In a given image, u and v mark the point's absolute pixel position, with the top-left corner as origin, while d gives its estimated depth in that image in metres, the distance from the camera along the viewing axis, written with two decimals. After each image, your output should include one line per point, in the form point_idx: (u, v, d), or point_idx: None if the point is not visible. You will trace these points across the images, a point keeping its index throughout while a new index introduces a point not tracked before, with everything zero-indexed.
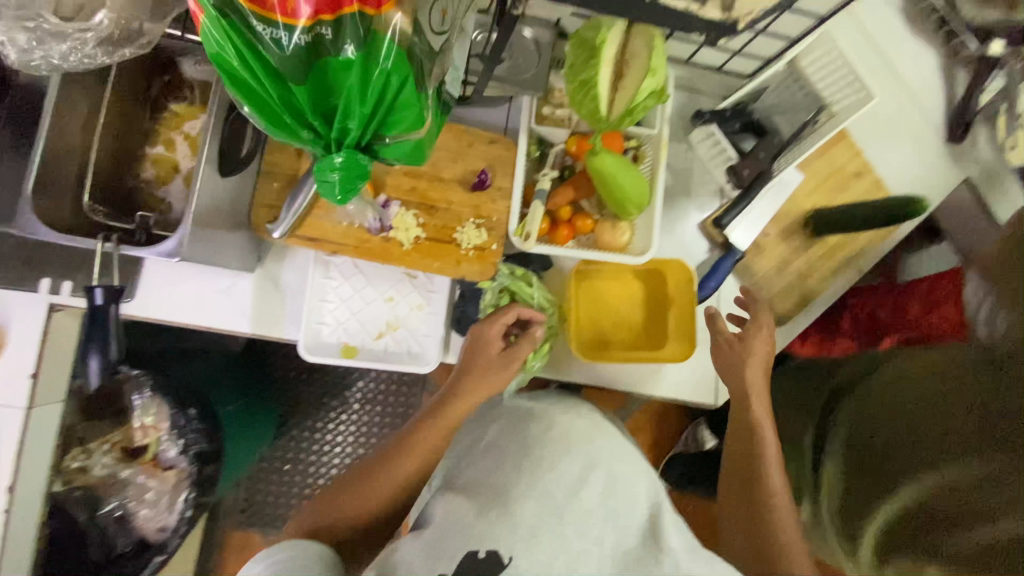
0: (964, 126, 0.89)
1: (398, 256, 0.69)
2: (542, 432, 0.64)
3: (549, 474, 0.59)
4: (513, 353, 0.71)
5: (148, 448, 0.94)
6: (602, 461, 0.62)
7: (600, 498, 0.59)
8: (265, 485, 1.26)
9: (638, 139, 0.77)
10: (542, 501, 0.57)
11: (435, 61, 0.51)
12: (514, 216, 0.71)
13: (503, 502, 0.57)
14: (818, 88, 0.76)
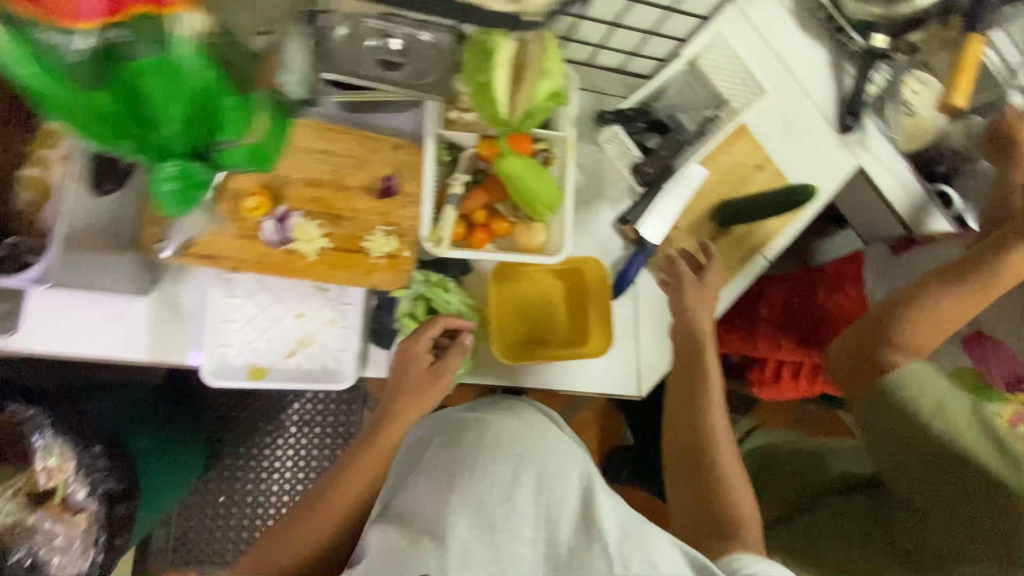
0: (854, 117, 0.96)
1: (302, 269, 0.67)
2: (473, 441, 0.67)
3: (480, 481, 0.61)
4: (443, 367, 0.71)
5: (54, 490, 0.84)
6: (533, 460, 0.65)
7: (533, 498, 0.61)
8: (198, 518, 1.21)
9: (547, 141, 0.78)
10: (474, 512, 0.59)
11: (257, 65, 0.55)
12: (426, 222, 0.70)
13: (434, 521, 0.59)
14: (715, 86, 0.88)
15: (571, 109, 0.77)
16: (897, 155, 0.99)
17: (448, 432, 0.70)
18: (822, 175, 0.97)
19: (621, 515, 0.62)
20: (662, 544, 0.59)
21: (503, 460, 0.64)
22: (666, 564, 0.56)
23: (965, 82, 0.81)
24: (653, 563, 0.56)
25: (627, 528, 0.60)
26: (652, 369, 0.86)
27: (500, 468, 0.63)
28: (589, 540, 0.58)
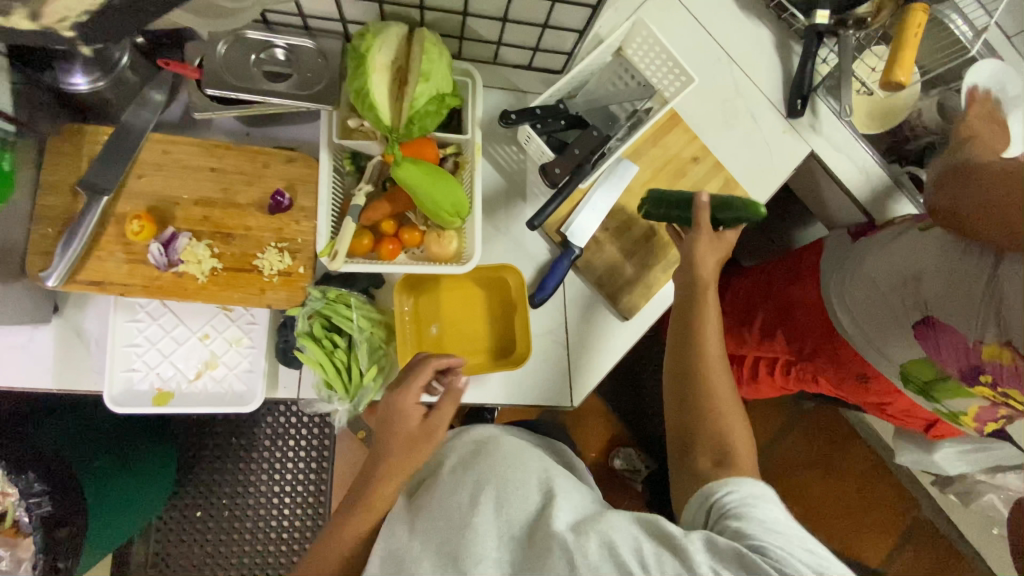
0: (803, 100, 0.90)
1: (193, 291, 0.66)
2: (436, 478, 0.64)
3: (441, 513, 0.57)
4: (439, 420, 0.64)
5: (6, 515, 0.87)
6: (491, 471, 0.60)
7: (494, 513, 0.55)
8: (177, 535, 1.21)
9: (455, 145, 0.74)
10: (437, 545, 0.55)
11: None
12: (321, 236, 0.67)
13: (402, 559, 0.55)
14: (645, 77, 0.84)
15: (477, 112, 0.74)
16: (855, 139, 0.93)
17: (425, 470, 0.69)
18: (769, 164, 0.91)
19: (582, 511, 0.56)
20: (616, 521, 0.52)
21: (466, 486, 0.59)
22: (622, 540, 0.50)
23: (907, 57, 0.75)
24: (610, 543, 0.49)
25: (586, 518, 0.54)
26: (585, 377, 0.81)
27: (462, 497, 0.58)
28: (545, 542, 0.51)
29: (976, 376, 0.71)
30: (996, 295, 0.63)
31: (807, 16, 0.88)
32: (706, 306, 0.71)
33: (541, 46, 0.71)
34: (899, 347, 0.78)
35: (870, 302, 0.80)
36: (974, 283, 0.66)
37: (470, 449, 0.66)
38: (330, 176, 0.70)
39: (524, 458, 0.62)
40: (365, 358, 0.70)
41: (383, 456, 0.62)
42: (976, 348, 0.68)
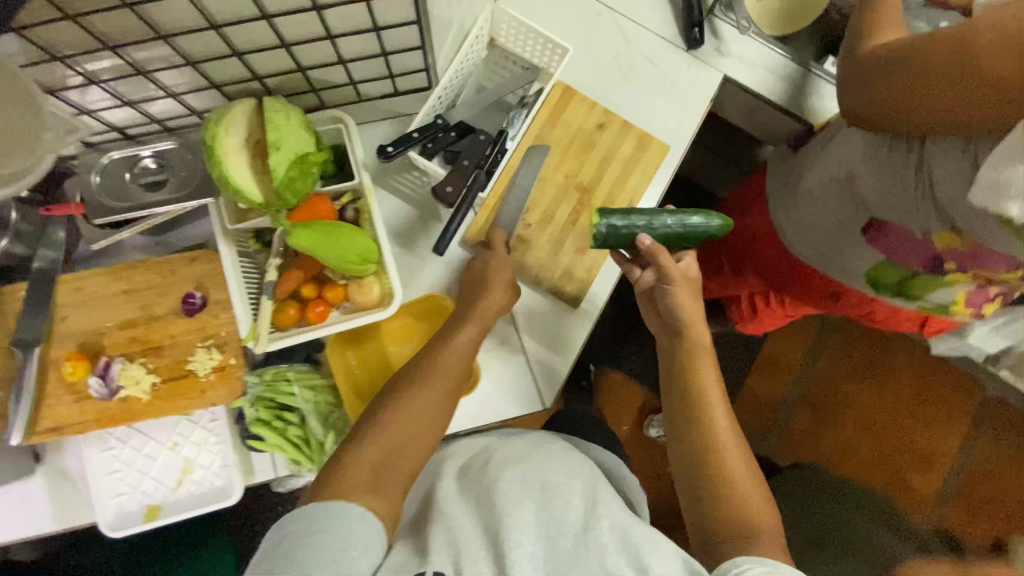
0: (698, 27, 0.84)
1: (140, 411, 0.68)
2: (491, 472, 0.59)
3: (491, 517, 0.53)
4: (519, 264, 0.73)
5: None
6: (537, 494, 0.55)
7: None
8: None
9: (349, 192, 0.73)
10: (482, 532, 0.52)
11: None
12: (240, 322, 0.68)
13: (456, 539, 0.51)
14: (524, 58, 0.82)
15: (360, 153, 0.73)
16: (767, 47, 0.86)
17: (480, 460, 0.63)
18: (681, 104, 0.86)
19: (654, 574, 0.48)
20: (665, 553, 0.50)
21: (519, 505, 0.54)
22: None
23: None
24: None
25: None
26: (548, 376, 0.81)
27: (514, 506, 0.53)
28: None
29: (940, 266, 0.66)
30: (929, 176, 0.59)
31: None
32: (710, 402, 0.66)
33: (395, 72, 0.70)
34: (854, 253, 0.73)
35: (822, 223, 0.74)
36: (905, 167, 0.61)
37: (530, 459, 0.62)
38: (236, 263, 0.70)
39: (569, 464, 0.62)
40: (319, 426, 0.71)
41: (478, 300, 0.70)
42: (929, 239, 0.64)
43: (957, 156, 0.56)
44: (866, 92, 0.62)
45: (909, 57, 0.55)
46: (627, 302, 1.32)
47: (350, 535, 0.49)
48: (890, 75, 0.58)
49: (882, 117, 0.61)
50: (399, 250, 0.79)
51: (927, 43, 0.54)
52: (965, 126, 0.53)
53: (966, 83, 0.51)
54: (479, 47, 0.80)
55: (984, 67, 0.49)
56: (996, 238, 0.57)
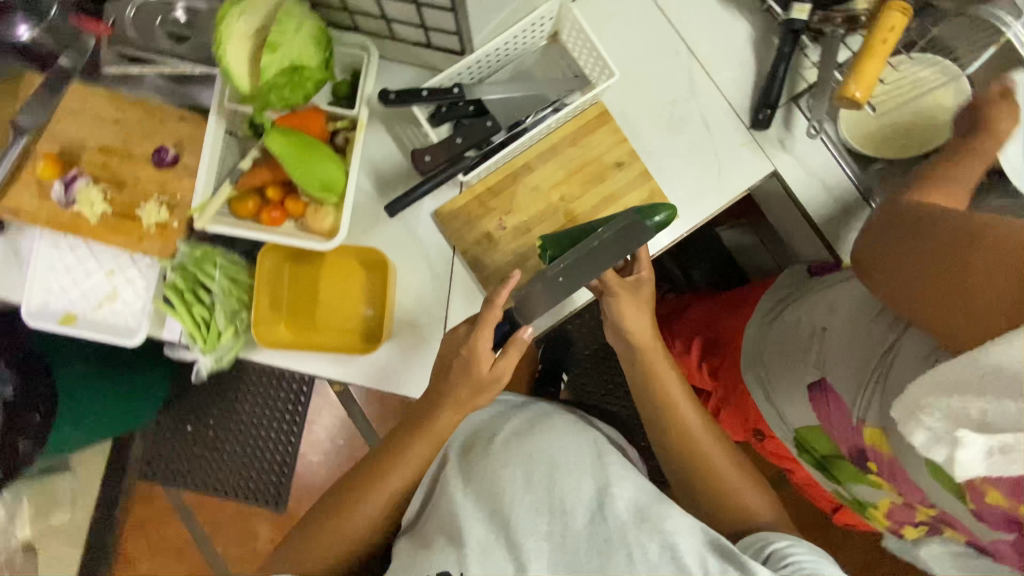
0: (769, 110, 0.77)
1: (84, 230, 0.72)
2: (486, 441, 0.65)
3: (478, 467, 0.61)
4: (502, 372, 0.66)
5: None
6: (542, 457, 0.59)
7: (547, 492, 0.56)
8: (166, 443, 1.37)
9: (347, 120, 0.74)
10: (491, 516, 0.56)
11: None
12: (196, 192, 0.71)
13: (442, 509, 0.59)
14: (577, 64, 0.78)
15: (369, 87, 0.72)
16: (835, 160, 0.78)
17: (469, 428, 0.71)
18: (714, 178, 0.80)
19: (643, 490, 0.57)
20: (682, 521, 0.54)
21: (506, 456, 0.60)
22: (686, 548, 0.51)
23: (870, 70, 0.61)
24: (673, 546, 0.51)
25: (648, 502, 0.55)
26: None
27: (504, 460, 0.60)
28: (604, 536, 0.53)
29: (864, 461, 0.60)
30: (887, 368, 0.53)
31: (786, 8, 0.74)
32: (680, 409, 0.66)
33: (428, 25, 0.67)
34: (791, 400, 0.66)
35: (775, 356, 0.68)
36: (872, 348, 0.56)
37: (523, 419, 0.67)
38: (219, 139, 0.73)
39: (573, 436, 0.63)
40: (222, 316, 0.74)
41: (434, 406, 0.66)
42: (858, 429, 0.57)
43: (919, 355, 0.51)
44: (875, 247, 0.54)
45: (928, 226, 0.49)
46: (603, 345, 1.28)
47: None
48: (915, 246, 0.50)
49: (878, 279, 0.53)
50: (374, 195, 0.78)
51: (951, 221, 0.47)
52: (954, 324, 0.46)
53: (973, 272, 0.44)
54: (538, 37, 0.77)
55: (996, 261, 0.43)
56: (914, 467, 0.51)
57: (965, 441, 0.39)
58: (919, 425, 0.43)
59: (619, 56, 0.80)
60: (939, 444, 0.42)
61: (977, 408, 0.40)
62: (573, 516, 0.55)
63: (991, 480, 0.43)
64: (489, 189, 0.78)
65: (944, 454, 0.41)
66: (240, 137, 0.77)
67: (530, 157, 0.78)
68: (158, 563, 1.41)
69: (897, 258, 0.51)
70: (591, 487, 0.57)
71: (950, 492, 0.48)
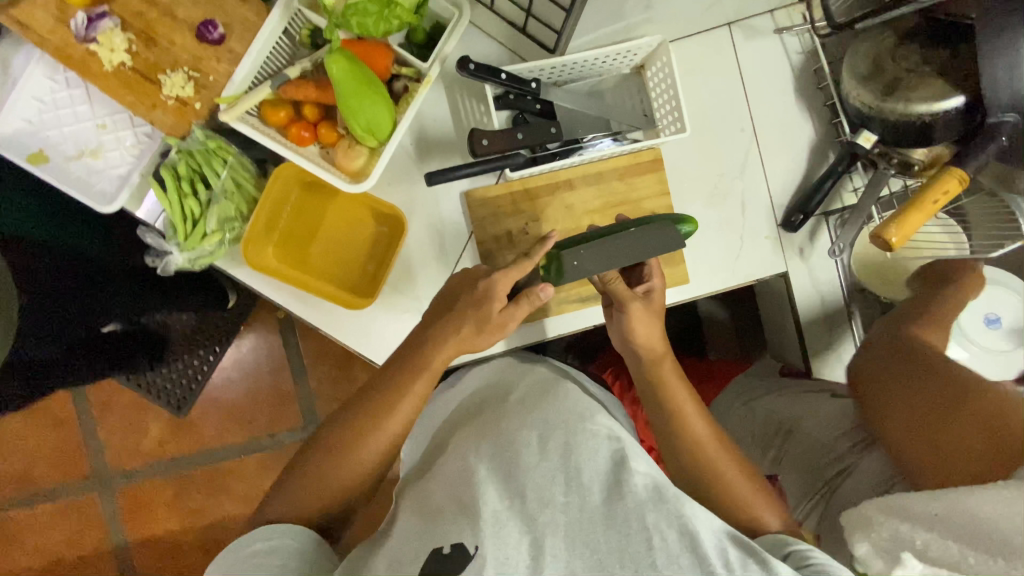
0: (802, 217, 0.79)
1: (95, 75, 0.65)
2: (500, 402, 0.67)
3: (495, 430, 0.63)
4: (511, 317, 0.65)
5: None
6: (559, 425, 0.62)
7: (561, 460, 0.58)
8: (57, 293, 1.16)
9: (413, 69, 0.69)
10: (506, 483, 0.57)
11: None
12: (232, 82, 0.66)
13: (459, 469, 0.60)
14: (652, 105, 0.78)
15: (447, 47, 0.69)
16: (839, 282, 0.82)
17: (482, 391, 0.72)
18: (731, 259, 0.82)
19: (658, 470, 0.59)
20: (701, 515, 0.55)
21: (522, 420, 0.63)
22: (705, 539, 0.53)
23: (911, 221, 0.63)
24: (693, 536, 0.53)
25: (664, 482, 0.57)
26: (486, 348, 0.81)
27: (519, 426, 0.62)
28: (623, 510, 0.54)
29: None
30: (837, 485, 0.66)
31: (854, 131, 0.76)
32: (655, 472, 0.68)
33: (533, 11, 0.65)
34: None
35: (738, 434, 0.77)
36: (831, 461, 0.68)
37: (533, 384, 0.69)
38: (274, 37, 0.67)
39: (591, 412, 0.64)
40: (214, 219, 0.69)
41: (432, 341, 0.65)
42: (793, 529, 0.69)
43: (875, 479, 0.63)
44: (866, 371, 0.67)
45: (920, 360, 0.64)
46: None
47: (280, 550, 0.59)
48: (908, 380, 0.63)
49: (865, 391, 0.66)
50: (412, 155, 0.75)
51: (940, 368, 0.62)
52: (932, 465, 0.57)
53: (955, 418, 0.58)
54: (624, 65, 0.77)
55: (979, 412, 0.57)
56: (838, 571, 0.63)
57: (908, 564, 0.47)
58: (868, 538, 0.52)
59: (690, 113, 0.80)
60: (876, 555, 0.51)
61: (921, 539, 0.48)
62: (590, 489, 0.56)
63: None
64: (525, 191, 0.76)
65: (881, 567, 0.50)
66: (294, 39, 0.71)
67: (575, 175, 0.77)
68: (31, 430, 1.31)
69: (885, 386, 0.64)
70: (606, 460, 0.58)
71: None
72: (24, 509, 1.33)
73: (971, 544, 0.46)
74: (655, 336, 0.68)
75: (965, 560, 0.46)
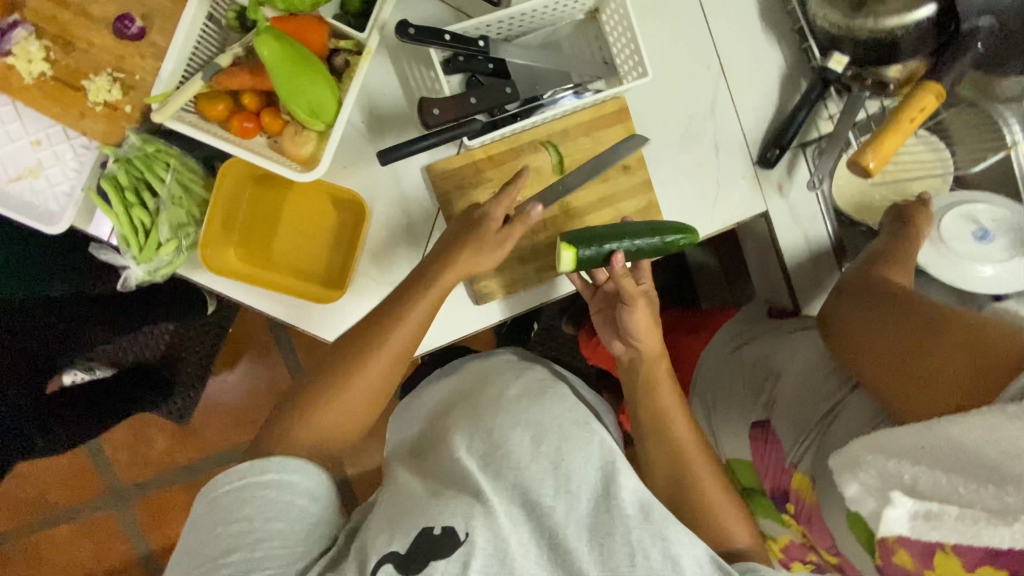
0: (779, 151, 0.76)
1: (15, 89, 0.61)
2: (495, 396, 0.68)
3: (486, 424, 0.64)
4: None
5: None
6: (553, 428, 0.62)
7: (551, 469, 0.59)
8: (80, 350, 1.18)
9: (352, 41, 0.65)
10: (495, 482, 0.59)
11: None
12: (160, 79, 0.62)
13: (448, 466, 0.62)
14: (611, 51, 0.73)
15: (384, 13, 0.65)
16: (822, 217, 0.80)
17: (474, 379, 0.72)
18: (709, 205, 0.79)
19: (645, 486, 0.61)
20: (683, 535, 0.57)
21: (515, 418, 0.63)
22: (686, 561, 0.55)
23: (888, 143, 0.61)
24: (674, 559, 0.55)
25: (651, 499, 0.59)
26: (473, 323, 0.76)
27: (512, 423, 0.63)
28: (609, 522, 0.57)
29: (784, 500, 0.68)
30: (828, 425, 0.63)
31: (825, 55, 0.72)
32: (653, 430, 0.68)
33: None
34: (733, 431, 0.74)
35: (725, 379, 0.77)
36: (822, 401, 0.65)
37: (530, 381, 0.70)
38: (198, 23, 0.63)
39: (588, 419, 0.65)
40: (166, 228, 0.66)
41: (399, 330, 0.64)
42: (789, 471, 0.65)
43: (864, 418, 0.60)
44: (842, 319, 0.63)
45: (892, 301, 0.60)
46: (551, 327, 1.22)
47: (290, 486, 0.55)
48: (889, 314, 0.59)
49: (840, 336, 0.63)
50: (366, 134, 0.72)
51: (916, 300, 0.59)
52: (910, 401, 0.55)
53: (936, 342, 0.55)
54: (577, 9, 0.72)
55: (956, 345, 0.53)
56: (833, 516, 0.58)
57: (897, 501, 0.45)
58: (854, 478, 0.49)
59: (652, 55, 0.76)
60: (866, 494, 0.49)
61: (909, 473, 0.47)
62: (576, 496, 0.58)
63: (902, 542, 0.48)
64: (489, 158, 0.73)
65: (873, 505, 0.47)
66: (221, 24, 0.67)
67: (539, 136, 0.74)
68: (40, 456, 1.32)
69: (867, 314, 0.61)
70: (598, 471, 0.60)
71: (864, 546, 0.54)
72: (46, 532, 1.34)
73: (962, 475, 0.44)
74: (653, 336, 0.69)
75: (956, 492, 0.44)
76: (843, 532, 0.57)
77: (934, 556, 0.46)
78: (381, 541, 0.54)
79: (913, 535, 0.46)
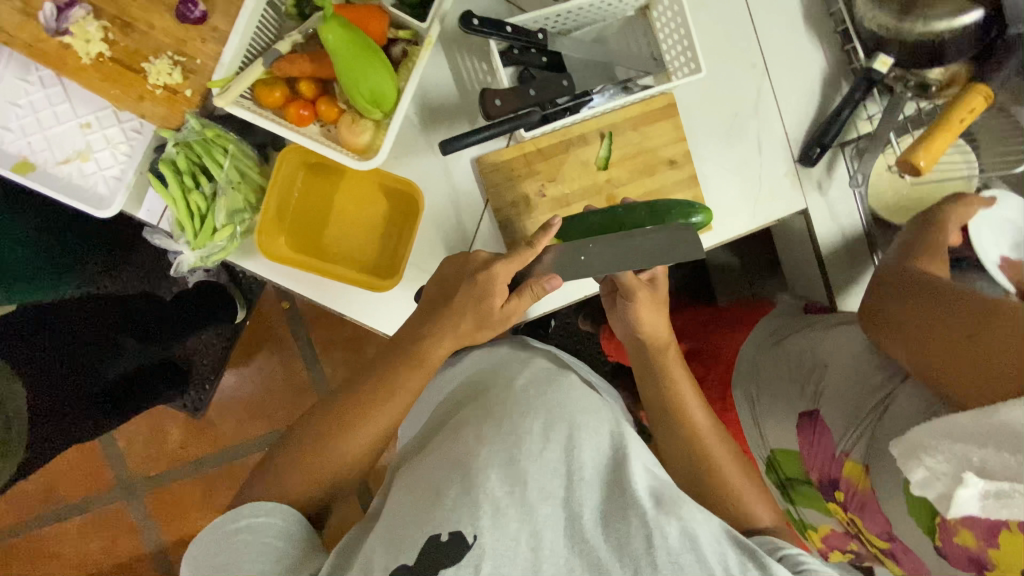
0: (820, 150, 0.78)
1: (72, 69, 0.60)
2: (503, 386, 0.65)
3: (495, 415, 0.60)
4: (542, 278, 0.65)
5: None
6: (562, 415, 0.60)
7: (562, 457, 0.57)
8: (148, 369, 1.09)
9: (411, 31, 0.66)
10: (509, 472, 0.56)
11: None
12: (221, 64, 0.62)
13: (459, 454, 0.58)
14: (660, 47, 0.74)
15: (444, 4, 0.65)
16: (859, 215, 0.81)
17: (478, 372, 0.69)
18: (750, 201, 0.80)
19: (654, 469, 0.59)
20: (699, 516, 0.54)
21: (525, 408, 0.61)
22: (705, 539, 0.52)
23: (940, 142, 0.62)
24: (693, 537, 0.52)
25: (661, 484, 0.57)
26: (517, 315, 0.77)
27: (522, 413, 0.60)
28: (625, 508, 0.54)
29: (832, 489, 0.70)
30: (881, 415, 0.64)
31: (869, 56, 0.74)
32: (703, 422, 0.69)
33: None
34: (777, 423, 0.76)
35: (766, 374, 0.78)
36: (871, 393, 0.66)
37: (535, 371, 0.66)
38: (259, 9, 0.63)
39: (596, 404, 0.63)
40: (223, 214, 0.67)
41: (454, 319, 0.64)
42: (839, 459, 0.67)
43: (918, 408, 0.61)
44: (888, 310, 0.64)
45: (934, 291, 0.61)
46: (575, 322, 1.23)
47: (266, 527, 0.55)
48: (936, 303, 0.60)
49: (887, 326, 0.63)
50: (418, 124, 0.72)
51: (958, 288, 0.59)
52: (965, 385, 0.55)
53: (995, 328, 0.54)
54: (628, 5, 0.73)
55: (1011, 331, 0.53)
56: (891, 503, 0.62)
57: (969, 481, 0.49)
58: (921, 464, 0.53)
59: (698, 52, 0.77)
60: (932, 480, 0.52)
61: (978, 457, 0.50)
62: (585, 483, 0.56)
63: (965, 522, 0.54)
64: (538, 150, 0.74)
65: (943, 488, 0.52)
66: (278, 11, 0.67)
67: (587, 130, 0.74)
68: None
69: (911, 306, 0.62)
70: (607, 457, 0.58)
71: (922, 528, 0.59)
72: (55, 525, 1.32)
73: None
74: (659, 325, 0.71)
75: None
76: (900, 517, 0.61)
77: (1000, 534, 0.52)
78: (386, 558, 0.52)
79: (984, 513, 0.50)
